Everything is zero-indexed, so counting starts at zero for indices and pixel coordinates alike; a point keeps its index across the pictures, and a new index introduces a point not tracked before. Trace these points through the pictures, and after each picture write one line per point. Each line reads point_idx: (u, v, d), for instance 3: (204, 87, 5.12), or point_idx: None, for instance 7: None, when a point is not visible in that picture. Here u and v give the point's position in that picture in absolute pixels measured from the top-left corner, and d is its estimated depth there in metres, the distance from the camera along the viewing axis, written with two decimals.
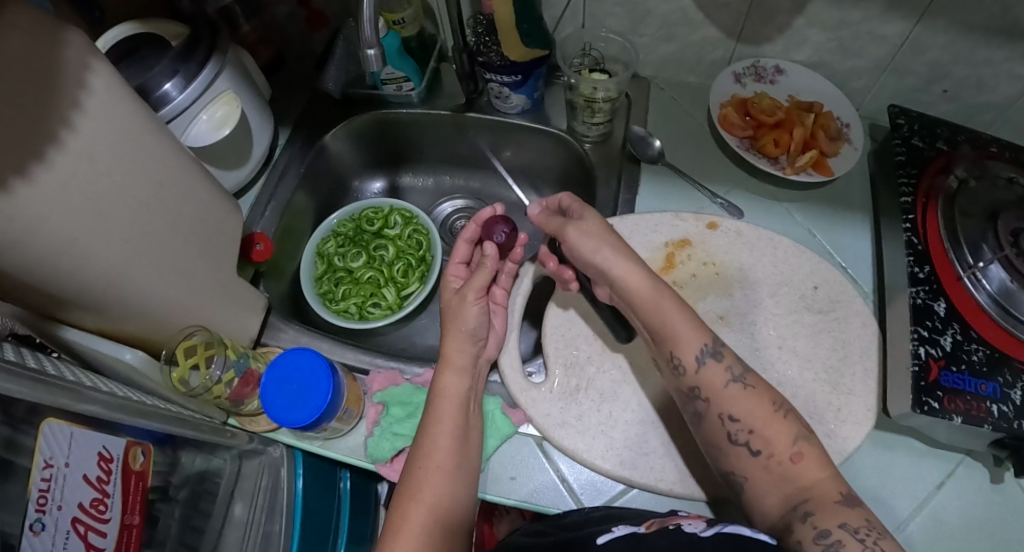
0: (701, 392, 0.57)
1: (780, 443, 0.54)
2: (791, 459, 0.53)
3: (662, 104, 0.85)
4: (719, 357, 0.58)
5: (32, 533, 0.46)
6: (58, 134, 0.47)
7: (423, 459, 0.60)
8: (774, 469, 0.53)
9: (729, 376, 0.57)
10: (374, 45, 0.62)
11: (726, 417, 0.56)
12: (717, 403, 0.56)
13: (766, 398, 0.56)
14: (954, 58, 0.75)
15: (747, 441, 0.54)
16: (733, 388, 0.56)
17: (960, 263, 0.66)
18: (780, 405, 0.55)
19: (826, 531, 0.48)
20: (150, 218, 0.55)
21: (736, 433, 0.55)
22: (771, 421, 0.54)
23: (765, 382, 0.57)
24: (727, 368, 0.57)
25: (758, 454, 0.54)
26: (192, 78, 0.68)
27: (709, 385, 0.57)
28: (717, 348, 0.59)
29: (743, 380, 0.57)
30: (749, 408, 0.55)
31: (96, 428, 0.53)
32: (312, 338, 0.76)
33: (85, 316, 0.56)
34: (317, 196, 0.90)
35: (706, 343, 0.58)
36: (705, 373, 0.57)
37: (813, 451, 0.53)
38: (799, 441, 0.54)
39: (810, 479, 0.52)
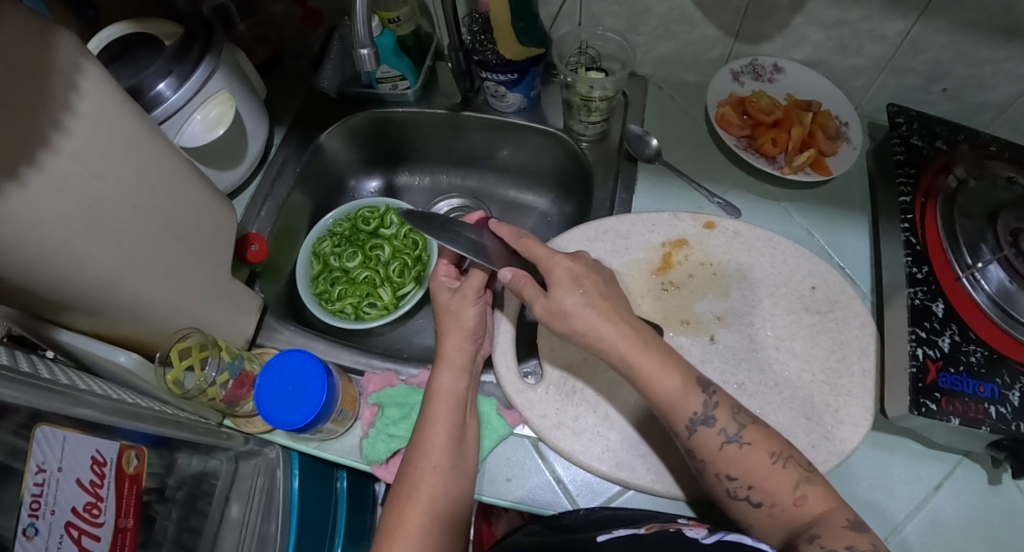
0: (697, 455, 0.55)
1: (782, 490, 0.53)
2: (794, 503, 0.52)
3: (659, 104, 0.84)
4: (711, 422, 0.55)
5: (25, 538, 0.46)
6: (49, 138, 0.46)
7: (419, 460, 0.59)
8: (777, 516, 0.53)
9: (723, 437, 0.55)
10: (368, 45, 0.62)
11: (724, 476, 0.54)
12: (714, 464, 0.55)
13: (763, 448, 0.54)
14: (954, 57, 0.74)
15: (747, 496, 0.54)
16: (728, 449, 0.54)
17: (959, 263, 0.66)
18: (779, 455, 0.54)
19: (832, 549, 0.48)
20: (143, 221, 0.55)
21: (736, 489, 0.54)
22: (772, 473, 0.53)
23: (762, 432, 0.55)
24: (720, 429, 0.55)
25: (759, 505, 0.53)
26: (186, 79, 0.68)
27: (704, 448, 0.55)
28: (708, 413, 0.55)
29: (739, 438, 0.55)
30: (747, 464, 0.54)
31: (90, 432, 0.53)
32: (308, 339, 0.75)
33: (79, 319, 0.55)
34: (313, 195, 0.90)
35: (696, 410, 0.55)
36: (698, 437, 0.55)
37: (817, 490, 0.53)
38: (800, 485, 0.53)
39: (814, 512, 0.52)
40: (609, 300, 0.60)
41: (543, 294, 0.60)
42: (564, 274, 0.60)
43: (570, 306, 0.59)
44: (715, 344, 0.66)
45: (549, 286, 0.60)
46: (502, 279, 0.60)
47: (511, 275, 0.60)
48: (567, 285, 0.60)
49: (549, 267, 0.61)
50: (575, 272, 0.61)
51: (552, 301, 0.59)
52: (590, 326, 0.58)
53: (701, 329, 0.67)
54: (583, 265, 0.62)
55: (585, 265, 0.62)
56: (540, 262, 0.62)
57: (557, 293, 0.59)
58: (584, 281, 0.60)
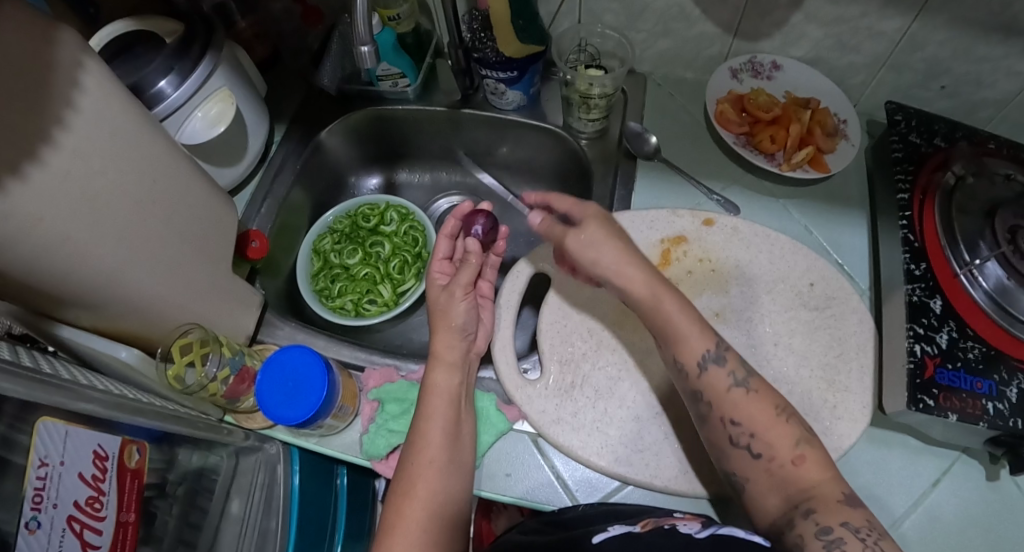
0: (704, 396, 0.56)
1: (782, 446, 0.53)
2: (792, 463, 0.53)
3: (659, 100, 0.85)
4: (722, 361, 0.56)
5: (27, 531, 0.46)
6: (51, 133, 0.47)
7: (416, 455, 0.60)
8: (774, 472, 0.53)
9: (732, 380, 0.56)
10: (367, 41, 0.62)
11: (728, 421, 0.55)
12: (720, 407, 0.55)
13: (769, 403, 0.55)
14: (952, 54, 0.75)
15: (748, 444, 0.54)
16: (736, 393, 0.55)
17: (956, 260, 0.66)
18: (783, 410, 0.55)
19: (828, 527, 0.48)
20: (145, 216, 0.55)
21: (738, 436, 0.54)
22: (774, 426, 0.54)
23: (767, 386, 0.56)
24: (730, 372, 0.56)
25: (758, 457, 0.54)
26: (187, 75, 0.68)
27: (711, 390, 0.56)
28: (720, 353, 0.57)
29: (746, 385, 0.56)
30: (750, 412, 0.55)
31: (92, 427, 0.53)
32: (308, 335, 0.76)
33: (80, 315, 0.56)
34: (313, 192, 0.90)
35: (709, 347, 0.57)
36: (706, 377, 0.56)
37: (815, 453, 0.53)
38: (801, 444, 0.53)
39: (810, 480, 0.52)
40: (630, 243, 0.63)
41: (570, 230, 0.63)
42: (593, 214, 0.64)
43: (595, 237, 0.62)
44: None
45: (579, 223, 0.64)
46: (531, 220, 0.66)
47: (538, 219, 0.66)
48: (597, 221, 0.63)
49: (575, 211, 0.65)
50: (601, 214, 0.64)
51: (583, 236, 0.62)
52: (613, 263, 0.60)
53: None
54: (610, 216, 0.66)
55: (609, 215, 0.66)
56: (569, 209, 0.65)
57: (587, 231, 0.62)
58: (609, 223, 0.64)
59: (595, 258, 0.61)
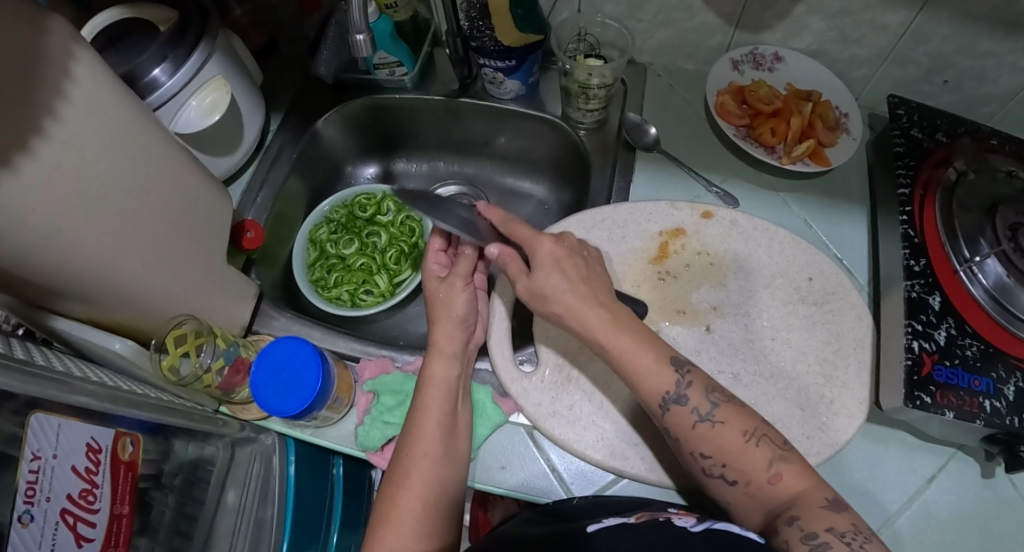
0: (672, 432, 0.55)
1: (756, 470, 0.53)
2: (769, 482, 0.52)
3: (658, 92, 0.84)
4: (683, 401, 0.55)
5: (20, 525, 0.46)
6: (42, 125, 0.46)
7: (412, 447, 0.60)
8: (753, 494, 0.53)
9: (696, 416, 0.54)
10: (363, 30, 0.62)
11: (698, 454, 0.55)
12: (688, 443, 0.55)
13: (738, 427, 0.54)
14: (956, 49, 0.74)
15: (722, 474, 0.54)
16: (702, 428, 0.54)
17: (956, 256, 0.66)
18: (752, 434, 0.54)
19: (812, 532, 0.49)
20: (137, 207, 0.55)
21: (711, 467, 0.54)
22: (745, 452, 0.53)
23: (737, 413, 0.55)
24: (693, 408, 0.55)
25: (734, 484, 0.53)
26: (181, 64, 0.67)
27: (677, 426, 0.55)
28: (681, 392, 0.55)
29: (712, 417, 0.55)
30: (720, 442, 0.54)
31: (86, 419, 0.53)
32: (304, 326, 0.75)
33: (75, 306, 0.55)
34: (310, 182, 0.89)
35: (668, 389, 0.55)
36: (671, 415, 0.55)
37: (792, 469, 0.52)
38: (774, 464, 0.52)
39: (790, 492, 0.52)
40: (588, 282, 0.58)
41: (525, 274, 0.59)
42: (547, 257, 0.59)
43: (552, 288, 0.58)
44: (712, 334, 0.66)
45: (532, 267, 0.59)
46: (489, 253, 0.60)
47: (497, 251, 0.60)
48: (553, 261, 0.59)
49: (533, 250, 0.60)
50: (558, 255, 0.59)
51: (535, 285, 0.58)
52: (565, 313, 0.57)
53: (698, 319, 0.67)
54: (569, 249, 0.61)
55: (568, 247, 0.61)
56: (526, 243, 0.60)
57: (540, 277, 0.58)
58: (565, 263, 0.59)
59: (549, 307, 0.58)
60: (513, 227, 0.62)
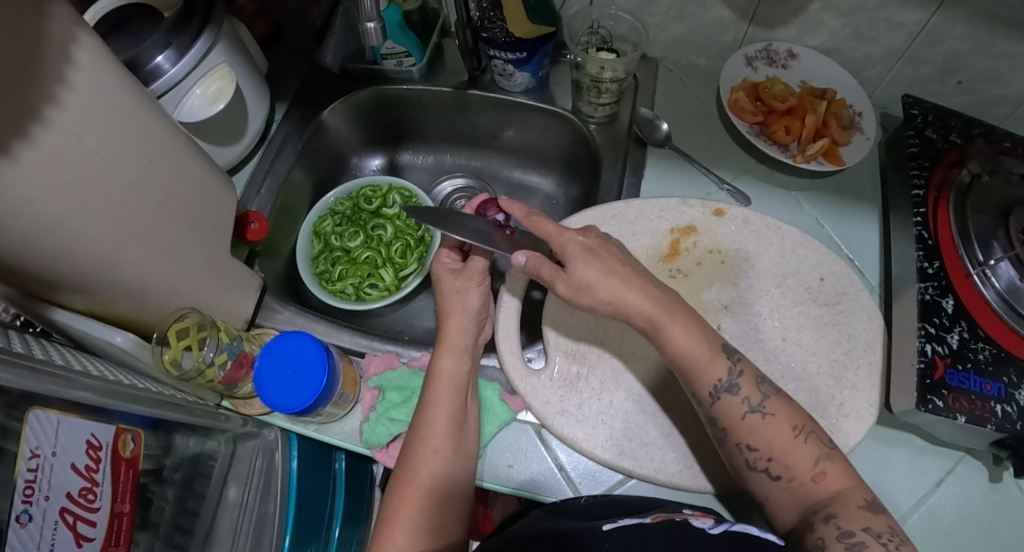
0: (719, 423, 0.55)
1: (801, 466, 0.53)
2: (813, 479, 0.52)
3: (670, 87, 0.82)
4: (735, 390, 0.55)
5: (19, 525, 0.45)
6: (42, 111, 0.44)
7: (419, 443, 0.59)
8: (794, 491, 0.53)
9: (747, 406, 0.54)
10: (373, 18, 0.61)
11: (744, 446, 0.54)
12: (735, 433, 0.54)
13: (786, 422, 0.54)
14: (971, 49, 0.73)
15: (767, 468, 0.53)
16: (751, 419, 0.54)
17: (969, 259, 0.65)
18: (800, 430, 0.54)
19: (849, 530, 0.49)
20: (140, 198, 0.53)
21: (756, 461, 0.54)
22: (792, 448, 0.53)
23: (785, 405, 0.55)
24: (744, 398, 0.54)
25: (778, 478, 0.53)
26: (185, 51, 0.65)
27: (726, 416, 0.55)
28: (732, 381, 0.55)
29: (762, 408, 0.54)
30: (768, 436, 0.53)
31: (86, 416, 0.52)
32: (308, 320, 0.74)
33: (75, 298, 0.54)
34: (314, 172, 0.88)
35: (720, 377, 0.55)
36: (721, 405, 0.55)
37: (836, 467, 0.53)
38: (821, 462, 0.53)
39: (832, 490, 0.52)
40: (629, 267, 0.58)
41: (562, 271, 0.58)
42: (578, 249, 0.58)
43: (592, 277, 0.57)
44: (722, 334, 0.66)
45: (566, 262, 0.58)
46: (517, 264, 0.58)
47: (525, 257, 0.58)
48: (586, 257, 0.58)
49: (561, 245, 0.59)
50: (588, 245, 0.59)
51: (575, 278, 0.57)
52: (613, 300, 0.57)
53: (709, 318, 0.66)
54: (596, 241, 0.60)
55: (597, 239, 0.60)
56: (552, 238, 0.59)
57: (579, 268, 0.57)
58: (599, 252, 0.59)
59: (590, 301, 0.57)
60: (539, 222, 0.60)
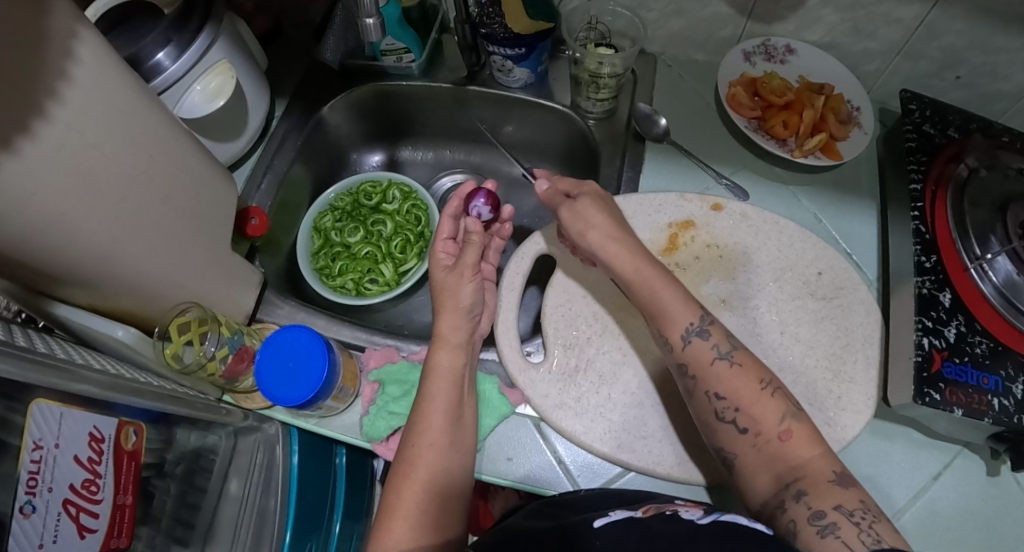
0: (689, 370, 0.57)
1: (768, 421, 0.54)
2: (779, 437, 0.53)
3: (669, 82, 0.83)
4: (705, 336, 0.58)
5: (21, 516, 0.45)
6: (44, 106, 0.45)
7: (417, 437, 0.59)
8: (762, 448, 0.53)
9: (716, 353, 0.57)
10: (373, 14, 0.61)
11: (713, 395, 0.56)
12: (704, 380, 0.56)
13: (753, 376, 0.56)
14: (969, 44, 0.73)
15: (734, 419, 0.55)
16: (720, 366, 0.56)
17: (967, 253, 0.66)
18: (767, 383, 0.55)
19: (820, 511, 0.48)
20: (141, 192, 0.54)
21: (724, 411, 0.55)
22: (759, 400, 0.54)
23: (752, 358, 0.57)
24: (714, 345, 0.57)
25: (744, 432, 0.54)
26: (185, 46, 0.66)
27: (696, 362, 0.57)
28: (703, 327, 0.58)
29: (730, 357, 0.57)
30: (735, 386, 0.55)
31: (89, 408, 0.52)
32: (309, 315, 0.75)
33: (77, 293, 0.55)
34: (314, 168, 0.88)
35: (691, 321, 0.58)
36: (690, 349, 0.58)
37: (802, 428, 0.54)
38: (787, 420, 0.54)
39: (801, 457, 0.52)
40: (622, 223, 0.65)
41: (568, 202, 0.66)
42: (589, 193, 0.66)
43: (593, 213, 0.64)
44: (720, 327, 0.66)
45: (575, 199, 0.66)
46: (537, 187, 0.69)
47: (538, 189, 0.68)
48: (591, 197, 0.66)
49: (577, 187, 0.68)
50: (598, 193, 0.67)
51: (576, 208, 0.65)
52: (602, 236, 0.63)
53: (706, 312, 0.67)
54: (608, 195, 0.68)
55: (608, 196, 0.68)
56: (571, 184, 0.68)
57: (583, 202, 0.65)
58: (605, 201, 0.67)
59: (583, 231, 0.64)
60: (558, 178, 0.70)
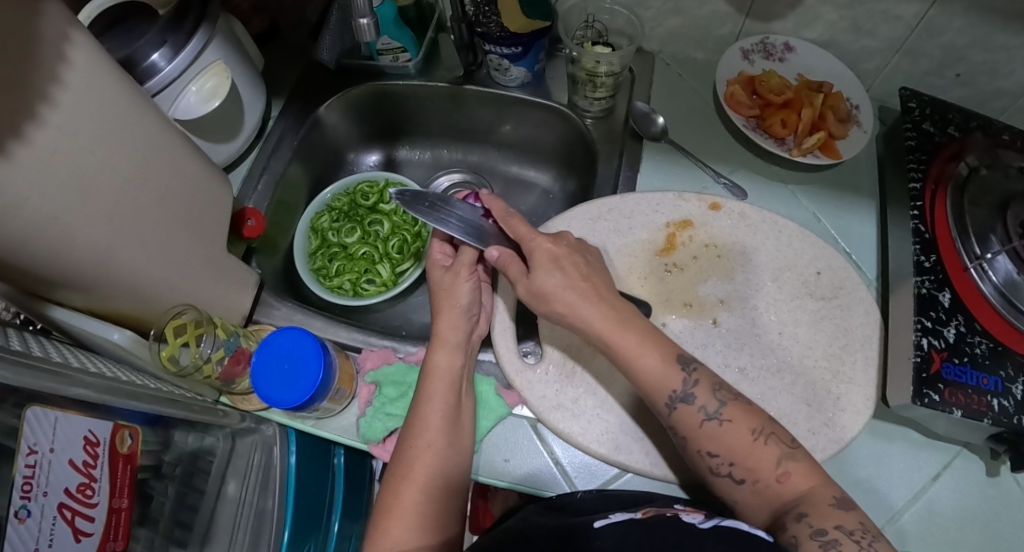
0: (679, 431, 0.56)
1: (765, 468, 0.53)
2: (778, 481, 0.52)
3: (667, 81, 0.82)
4: (690, 400, 0.55)
5: (17, 521, 0.45)
6: (37, 110, 0.44)
7: (414, 439, 0.59)
8: (761, 493, 0.53)
9: (703, 414, 0.55)
10: (366, 14, 0.61)
11: (706, 453, 0.54)
12: (695, 440, 0.55)
13: (745, 426, 0.54)
14: (970, 42, 0.72)
15: (730, 472, 0.54)
16: (709, 427, 0.54)
17: (967, 252, 0.65)
18: (760, 432, 0.54)
19: (822, 529, 0.49)
20: (135, 196, 0.54)
21: (719, 466, 0.54)
22: (753, 450, 0.53)
23: (743, 410, 0.55)
24: (700, 407, 0.55)
25: (742, 482, 0.53)
26: (180, 48, 0.65)
27: (685, 425, 0.55)
28: (688, 390, 0.55)
29: (719, 416, 0.55)
30: (727, 441, 0.54)
31: (84, 412, 0.52)
32: (306, 316, 0.75)
33: (72, 296, 0.54)
34: (312, 168, 0.88)
35: (675, 387, 0.55)
36: (677, 413, 0.55)
37: (800, 467, 0.53)
38: (783, 462, 0.53)
39: (799, 490, 0.52)
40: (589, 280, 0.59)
41: (526, 275, 0.59)
42: (545, 256, 0.59)
43: (551, 287, 0.58)
44: (718, 327, 0.66)
45: (531, 268, 0.59)
46: (488, 257, 0.60)
47: (497, 252, 0.60)
48: (548, 267, 0.58)
49: (529, 250, 0.60)
50: (555, 254, 0.59)
51: (535, 280, 0.58)
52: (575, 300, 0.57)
53: (704, 313, 0.66)
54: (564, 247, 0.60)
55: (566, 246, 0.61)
56: (522, 242, 0.60)
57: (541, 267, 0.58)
58: (564, 262, 0.59)
59: (551, 307, 0.58)
60: (511, 223, 0.62)
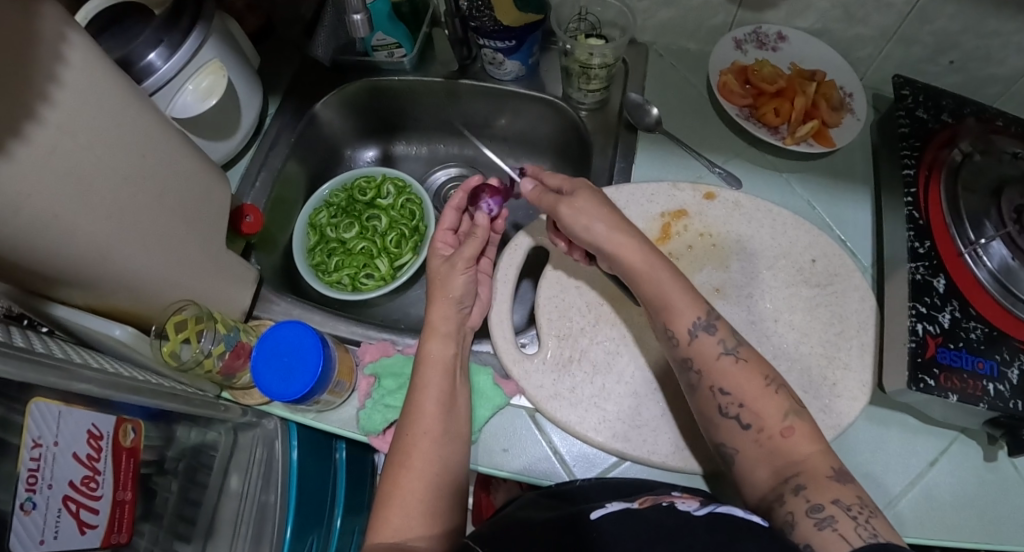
0: (693, 365, 0.57)
1: (771, 417, 0.54)
2: (781, 433, 0.53)
3: (661, 71, 0.83)
4: (712, 329, 0.58)
5: (23, 513, 0.47)
6: (36, 109, 0.45)
7: (411, 426, 0.59)
8: (763, 443, 0.53)
9: (722, 347, 0.57)
10: (359, 10, 0.63)
11: (717, 390, 0.56)
12: (709, 376, 0.57)
13: (757, 372, 0.56)
14: (962, 28, 0.73)
15: (737, 415, 0.55)
16: (725, 360, 0.57)
17: (961, 239, 0.66)
18: (771, 380, 0.56)
19: (817, 505, 0.48)
20: (135, 194, 0.54)
21: (727, 406, 0.55)
22: (762, 396, 0.55)
23: (757, 355, 0.58)
24: (720, 339, 0.57)
25: (748, 428, 0.54)
26: (176, 47, 0.66)
27: (701, 357, 0.57)
28: (710, 321, 0.58)
29: (735, 353, 0.57)
30: (739, 382, 0.56)
31: (87, 406, 0.53)
32: (305, 311, 0.75)
33: (74, 294, 0.55)
34: (309, 165, 0.89)
35: (699, 316, 0.58)
36: (697, 344, 0.57)
37: (802, 426, 0.54)
38: (789, 416, 0.54)
39: (799, 454, 0.52)
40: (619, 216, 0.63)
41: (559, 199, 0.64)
42: (581, 188, 0.64)
43: (589, 210, 0.62)
44: None
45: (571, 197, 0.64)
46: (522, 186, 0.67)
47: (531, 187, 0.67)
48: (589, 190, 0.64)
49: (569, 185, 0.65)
50: (592, 197, 0.64)
51: (576, 204, 0.63)
52: (607, 228, 0.61)
53: None
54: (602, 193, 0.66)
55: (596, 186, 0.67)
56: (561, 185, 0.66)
57: (580, 200, 0.63)
58: (597, 195, 0.65)
59: (586, 224, 0.62)
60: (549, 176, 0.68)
